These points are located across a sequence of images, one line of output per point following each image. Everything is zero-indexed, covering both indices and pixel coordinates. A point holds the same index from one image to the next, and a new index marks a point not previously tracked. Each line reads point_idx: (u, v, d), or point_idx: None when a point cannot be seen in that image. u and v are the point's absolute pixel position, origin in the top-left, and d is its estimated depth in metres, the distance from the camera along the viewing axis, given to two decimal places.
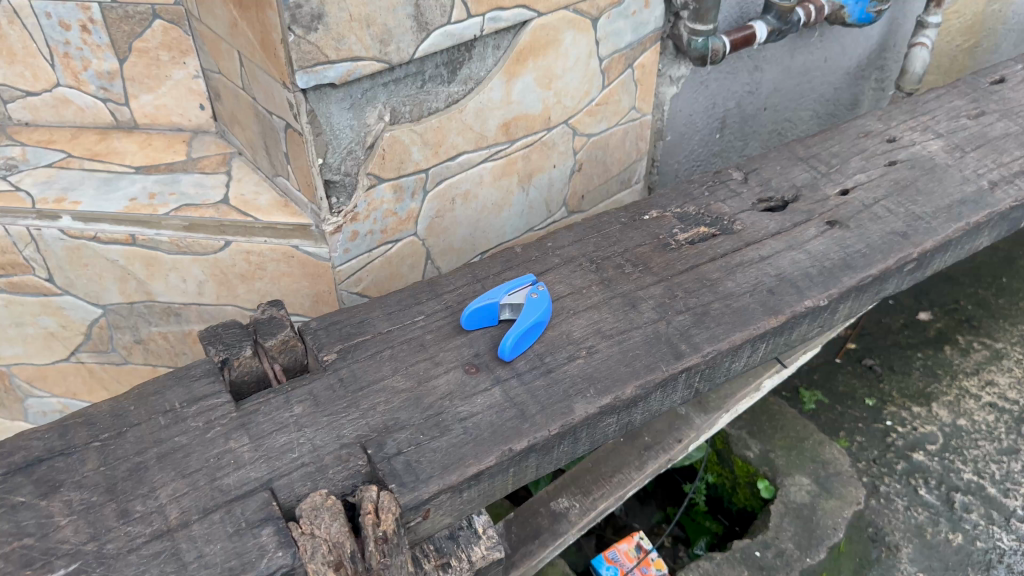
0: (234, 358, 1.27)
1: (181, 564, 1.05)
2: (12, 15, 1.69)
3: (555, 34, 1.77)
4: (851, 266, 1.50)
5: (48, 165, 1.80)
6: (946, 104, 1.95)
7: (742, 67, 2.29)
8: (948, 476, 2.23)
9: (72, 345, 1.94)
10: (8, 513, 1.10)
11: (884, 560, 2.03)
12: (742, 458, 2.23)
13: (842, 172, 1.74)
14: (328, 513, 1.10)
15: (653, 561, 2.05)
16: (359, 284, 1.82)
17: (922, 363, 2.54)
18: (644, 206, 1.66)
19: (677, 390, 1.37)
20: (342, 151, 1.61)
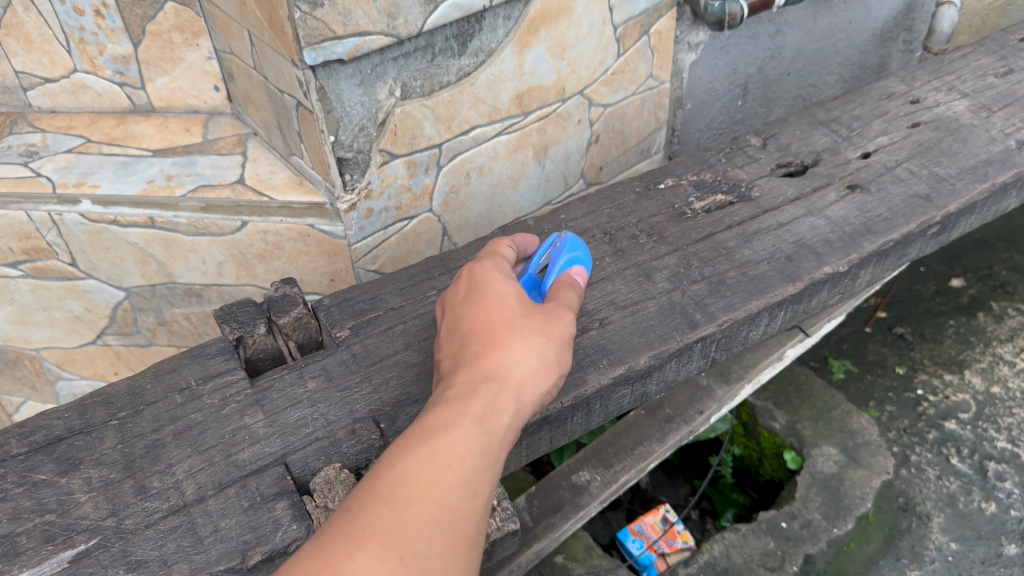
0: (248, 336, 1.28)
1: (197, 538, 1.06)
2: (27, 2, 1.69)
3: (566, 2, 1.74)
4: (873, 231, 1.47)
5: (68, 150, 1.82)
6: (973, 62, 1.89)
7: (763, 31, 2.23)
8: (981, 444, 2.15)
9: (98, 328, 1.98)
10: (30, 490, 1.12)
11: (915, 530, 1.97)
12: (767, 430, 2.21)
13: (863, 135, 1.70)
14: (342, 487, 1.12)
15: (679, 534, 2.03)
16: (375, 262, 1.83)
17: (954, 331, 2.46)
18: (659, 174, 1.65)
19: (693, 360, 1.35)
20: (354, 128, 1.60)
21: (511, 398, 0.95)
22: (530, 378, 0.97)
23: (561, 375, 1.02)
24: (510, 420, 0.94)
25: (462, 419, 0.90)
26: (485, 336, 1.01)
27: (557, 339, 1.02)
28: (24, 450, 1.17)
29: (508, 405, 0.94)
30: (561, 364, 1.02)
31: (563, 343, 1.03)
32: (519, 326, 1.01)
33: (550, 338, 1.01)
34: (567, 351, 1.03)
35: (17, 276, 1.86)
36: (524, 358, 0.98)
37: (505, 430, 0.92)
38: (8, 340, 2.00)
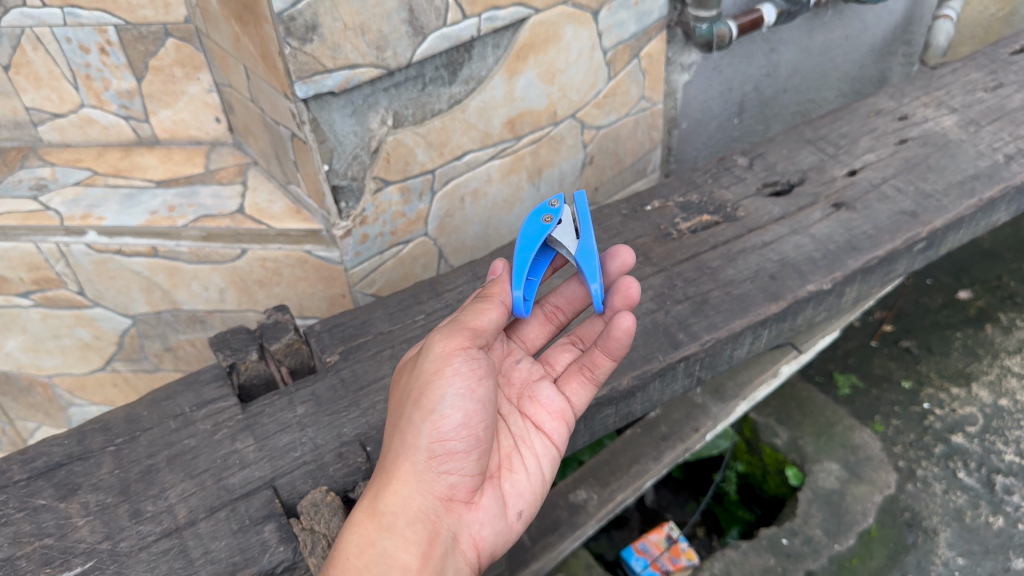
0: (240, 362, 1.33)
1: (188, 560, 1.10)
2: (35, 42, 1.75)
3: (554, 29, 1.77)
4: (857, 248, 1.49)
5: (75, 183, 1.87)
6: (963, 77, 1.93)
7: (757, 50, 2.24)
8: (988, 458, 2.07)
9: (106, 355, 2.04)
10: (30, 515, 1.16)
11: (921, 546, 1.90)
12: (770, 446, 2.10)
13: (850, 153, 1.72)
14: (328, 509, 1.14)
15: (684, 551, 1.91)
16: (373, 285, 1.88)
17: (961, 343, 2.36)
18: (647, 197, 1.68)
19: (677, 379, 1.38)
20: (348, 156, 1.64)
21: (397, 490, 1.03)
22: (408, 456, 1.04)
23: (454, 408, 1.05)
24: (405, 510, 1.02)
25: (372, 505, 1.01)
26: (388, 438, 1.10)
27: (433, 384, 1.05)
28: (25, 476, 1.21)
29: (394, 501, 1.02)
30: (443, 400, 1.04)
31: (440, 382, 1.05)
32: (399, 408, 1.09)
33: (419, 388, 1.06)
34: (454, 384, 1.05)
35: (28, 305, 1.92)
36: (399, 441, 1.05)
37: (396, 528, 1.00)
38: (21, 366, 2.07)
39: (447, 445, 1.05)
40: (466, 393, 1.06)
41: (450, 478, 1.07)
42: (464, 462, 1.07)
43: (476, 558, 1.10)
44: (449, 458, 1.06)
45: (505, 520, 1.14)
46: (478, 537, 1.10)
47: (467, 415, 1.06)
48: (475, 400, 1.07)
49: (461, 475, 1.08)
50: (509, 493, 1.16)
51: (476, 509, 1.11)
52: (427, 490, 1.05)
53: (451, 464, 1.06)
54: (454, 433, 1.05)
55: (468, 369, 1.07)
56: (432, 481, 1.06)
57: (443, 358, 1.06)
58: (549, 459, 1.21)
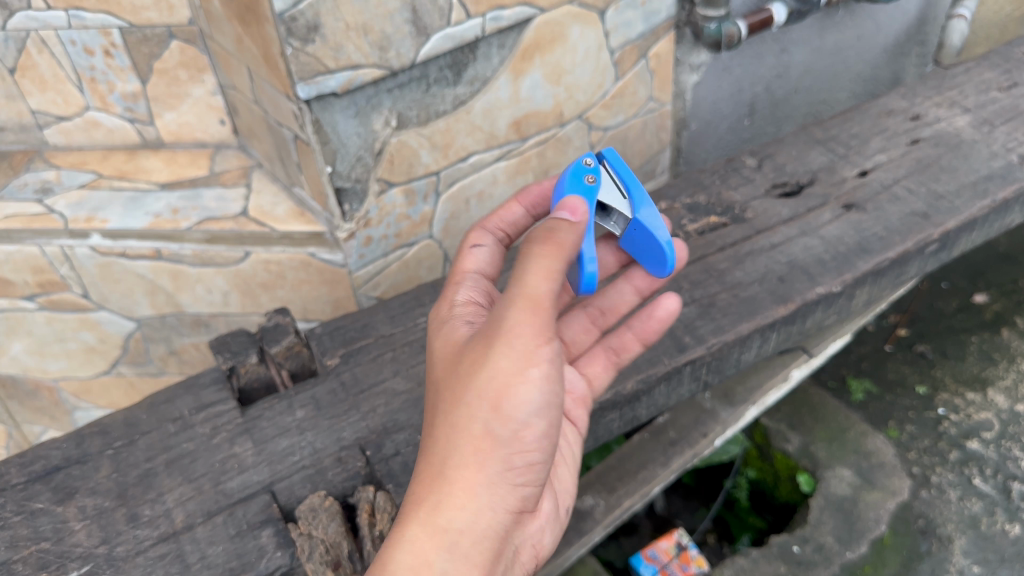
0: (240, 366, 1.31)
1: (184, 565, 1.08)
2: (40, 45, 1.75)
3: (560, 29, 1.75)
4: (868, 250, 1.46)
5: (80, 185, 1.86)
6: (976, 77, 1.91)
7: (768, 50, 2.21)
8: (1005, 464, 2.02)
9: (111, 358, 2.04)
10: (27, 519, 1.14)
11: (935, 554, 1.86)
12: (781, 452, 2.06)
13: (861, 153, 1.69)
14: (326, 514, 1.12)
15: (694, 559, 1.87)
16: (377, 288, 1.87)
17: (977, 348, 2.32)
18: (653, 198, 1.66)
19: (683, 383, 1.36)
20: (351, 158, 1.62)
21: (466, 506, 0.88)
22: (482, 459, 0.89)
23: (536, 413, 0.93)
24: (474, 535, 0.88)
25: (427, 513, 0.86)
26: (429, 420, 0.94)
27: (508, 374, 0.90)
28: (23, 480, 1.19)
29: (461, 521, 0.87)
30: (526, 401, 0.91)
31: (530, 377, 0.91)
32: (455, 395, 0.91)
33: (493, 383, 0.90)
34: (532, 378, 0.91)
35: (33, 309, 1.92)
36: (464, 435, 0.90)
37: (461, 553, 0.86)
38: (26, 370, 2.07)
39: (528, 454, 0.93)
40: (547, 393, 0.93)
41: (525, 489, 0.94)
42: (538, 469, 0.95)
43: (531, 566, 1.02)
44: (526, 466, 0.93)
45: (558, 521, 1.08)
46: (538, 546, 1.02)
47: (546, 413, 0.93)
48: (552, 399, 0.94)
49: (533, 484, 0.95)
50: (560, 492, 1.11)
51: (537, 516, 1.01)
52: (502, 506, 0.91)
53: (527, 473, 0.94)
54: (530, 439, 0.92)
55: (550, 358, 0.92)
56: (505, 496, 0.91)
57: (528, 349, 0.90)
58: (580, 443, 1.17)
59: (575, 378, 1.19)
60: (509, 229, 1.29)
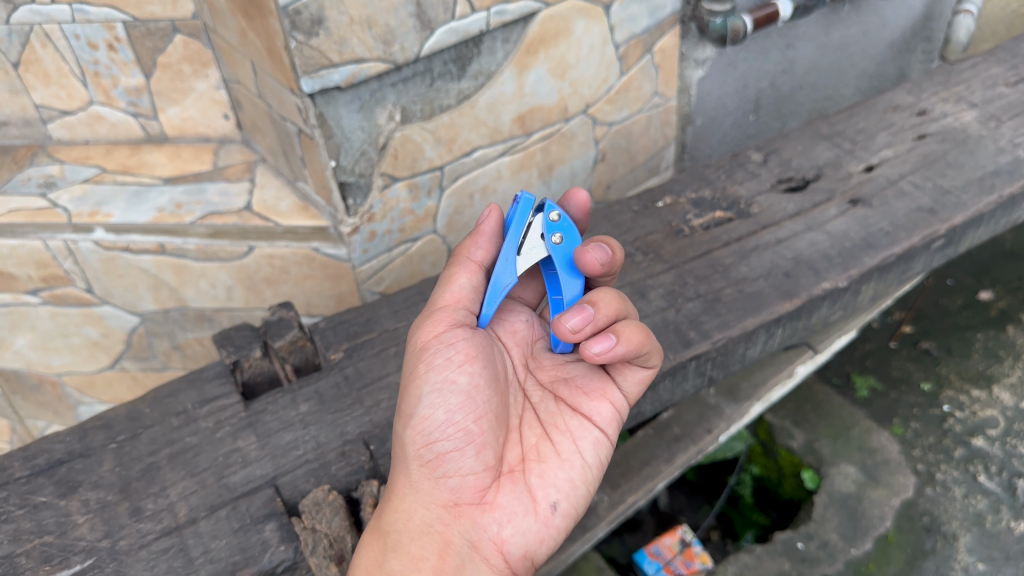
0: (244, 359, 1.30)
1: (187, 559, 1.08)
2: (44, 39, 1.75)
3: (565, 23, 1.75)
4: (874, 245, 1.46)
5: (84, 180, 1.86)
6: (983, 72, 1.90)
7: (773, 45, 2.20)
8: (1010, 461, 2.02)
9: (114, 353, 2.04)
10: (30, 512, 1.14)
11: (940, 551, 1.85)
12: (786, 449, 2.05)
13: (867, 149, 1.69)
14: (330, 508, 1.12)
15: (698, 555, 1.86)
16: (380, 284, 1.87)
17: (982, 345, 2.31)
18: (658, 193, 1.65)
19: (688, 378, 1.35)
20: (355, 153, 1.62)
21: (396, 505, 1.05)
22: (405, 463, 1.08)
23: (433, 407, 1.07)
24: (409, 527, 1.03)
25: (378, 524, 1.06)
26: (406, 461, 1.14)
27: (413, 385, 1.10)
28: (27, 474, 1.19)
29: (397, 519, 1.04)
30: (419, 401, 1.08)
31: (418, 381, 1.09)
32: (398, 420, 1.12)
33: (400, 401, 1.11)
34: (430, 381, 1.08)
35: (37, 303, 1.92)
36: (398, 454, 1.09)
37: (400, 547, 1.01)
38: (30, 365, 2.07)
39: (435, 449, 1.06)
40: (447, 393, 1.07)
41: (450, 481, 1.07)
42: (459, 461, 1.07)
43: (503, 563, 1.05)
44: (441, 461, 1.06)
45: (537, 519, 1.07)
46: (499, 539, 1.05)
47: (450, 412, 1.07)
48: (457, 397, 1.08)
49: (460, 477, 1.07)
50: (536, 486, 1.10)
51: (491, 509, 1.07)
52: (428, 501, 1.06)
53: (445, 467, 1.07)
54: (435, 434, 1.06)
55: (438, 361, 1.09)
56: (430, 491, 1.06)
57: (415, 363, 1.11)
58: (590, 441, 1.14)
59: (597, 379, 1.19)
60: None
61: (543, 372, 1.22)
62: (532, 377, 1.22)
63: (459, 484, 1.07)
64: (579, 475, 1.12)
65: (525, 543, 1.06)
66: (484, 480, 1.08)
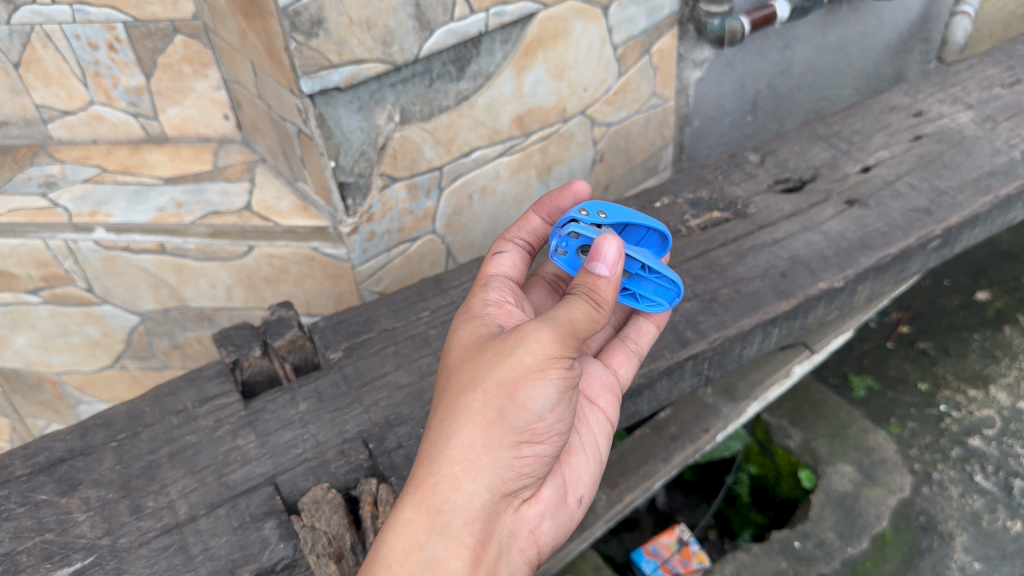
0: (244, 358, 1.31)
1: (187, 557, 1.09)
2: (44, 39, 1.75)
3: (564, 24, 1.76)
4: (870, 246, 1.46)
5: (84, 180, 1.87)
6: (980, 73, 1.91)
7: (771, 47, 2.21)
8: (1007, 461, 2.02)
9: (114, 352, 2.05)
10: (31, 510, 1.15)
11: (936, 550, 1.85)
12: (783, 448, 2.06)
13: (864, 149, 1.70)
14: (329, 506, 1.13)
15: (695, 555, 1.87)
16: (379, 283, 1.88)
17: (979, 345, 2.32)
18: (656, 193, 1.66)
19: (685, 377, 1.36)
20: (354, 153, 1.63)
21: (463, 484, 0.91)
22: (484, 444, 0.92)
23: (550, 412, 0.94)
24: (465, 511, 0.91)
25: (429, 487, 0.90)
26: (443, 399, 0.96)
27: (529, 378, 0.92)
28: (28, 471, 1.20)
29: (455, 500, 0.91)
30: (540, 400, 0.92)
31: (541, 373, 0.92)
32: (471, 381, 0.94)
33: (511, 374, 0.92)
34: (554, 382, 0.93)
35: (37, 302, 1.93)
36: (477, 424, 0.92)
37: (450, 530, 0.89)
38: (30, 364, 2.08)
39: (531, 447, 0.95)
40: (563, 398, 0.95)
41: (524, 478, 0.96)
42: (542, 465, 0.98)
43: (530, 554, 1.01)
44: (529, 459, 0.96)
45: (565, 513, 1.06)
46: (535, 532, 1.01)
47: (560, 421, 0.96)
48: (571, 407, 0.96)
49: (532, 476, 0.98)
50: (569, 479, 1.08)
51: (536, 502, 1.01)
52: (496, 490, 0.93)
53: (526, 464, 0.96)
54: (541, 434, 0.95)
55: (568, 365, 0.94)
56: (503, 481, 0.94)
57: (548, 352, 0.92)
58: (606, 437, 1.14)
59: (603, 372, 1.18)
60: (536, 241, 1.24)
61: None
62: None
63: (527, 478, 0.97)
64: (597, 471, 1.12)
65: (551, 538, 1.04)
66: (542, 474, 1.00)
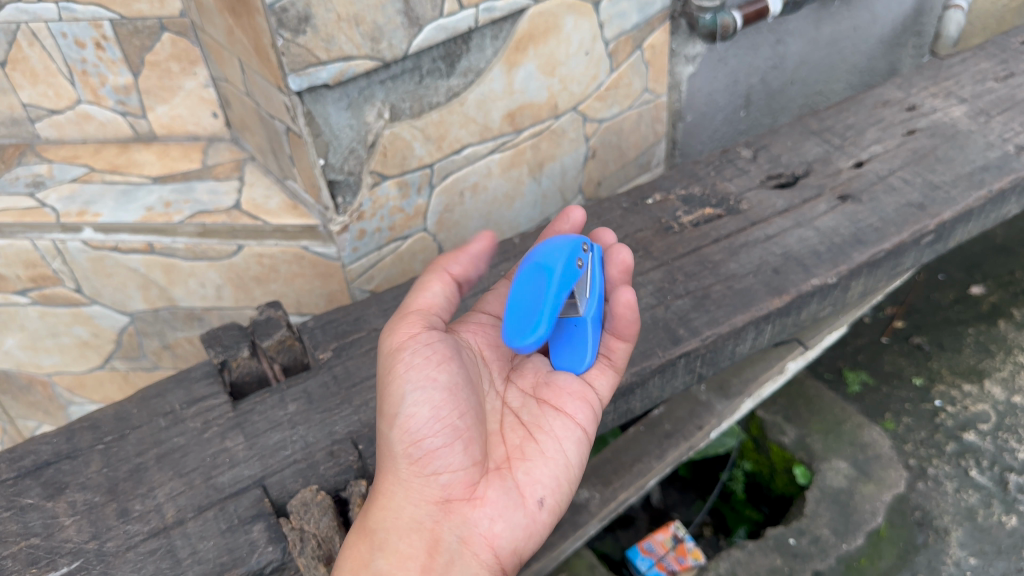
0: (232, 359, 1.29)
1: (175, 560, 1.08)
2: (31, 38, 1.73)
3: (554, 20, 1.74)
4: (863, 241, 1.45)
5: (72, 179, 1.85)
6: (973, 67, 1.90)
7: (763, 41, 2.19)
8: (1001, 456, 2.01)
9: (105, 353, 2.04)
10: (17, 514, 1.13)
11: (931, 545, 1.85)
12: (777, 444, 2.05)
13: (857, 144, 1.69)
14: (318, 508, 1.12)
15: (690, 551, 1.86)
16: (370, 282, 1.86)
17: (973, 339, 2.31)
18: (648, 189, 1.65)
19: (677, 375, 1.35)
20: (344, 151, 1.61)
21: (387, 502, 1.04)
22: (391, 457, 1.05)
23: (416, 404, 1.04)
24: (396, 525, 1.03)
25: (370, 520, 1.04)
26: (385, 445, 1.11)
27: (392, 384, 1.06)
28: (13, 475, 1.18)
29: (384, 518, 1.03)
30: (403, 399, 1.04)
31: (399, 374, 1.06)
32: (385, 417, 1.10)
33: (385, 391, 1.07)
34: (410, 380, 1.05)
35: (25, 303, 1.91)
36: (384, 444, 1.06)
37: (388, 548, 1.01)
38: (19, 365, 2.06)
39: (423, 445, 1.04)
40: (427, 386, 1.05)
41: (438, 478, 1.05)
42: (450, 458, 1.06)
43: (493, 556, 1.05)
44: (429, 458, 1.05)
45: (525, 513, 1.08)
46: (489, 534, 1.05)
47: (434, 408, 1.04)
48: (439, 392, 1.05)
49: (451, 472, 1.06)
50: (523, 481, 1.10)
51: (480, 504, 1.07)
52: (418, 498, 1.05)
53: (435, 464, 1.05)
54: (427, 429, 1.04)
55: (425, 360, 1.07)
56: (420, 487, 1.05)
57: (393, 355, 1.08)
58: (574, 441, 1.15)
59: (574, 382, 1.20)
60: None
61: (525, 381, 1.22)
62: (513, 385, 1.22)
63: (451, 479, 1.06)
64: (563, 473, 1.13)
65: (515, 535, 1.07)
66: (472, 474, 1.08)
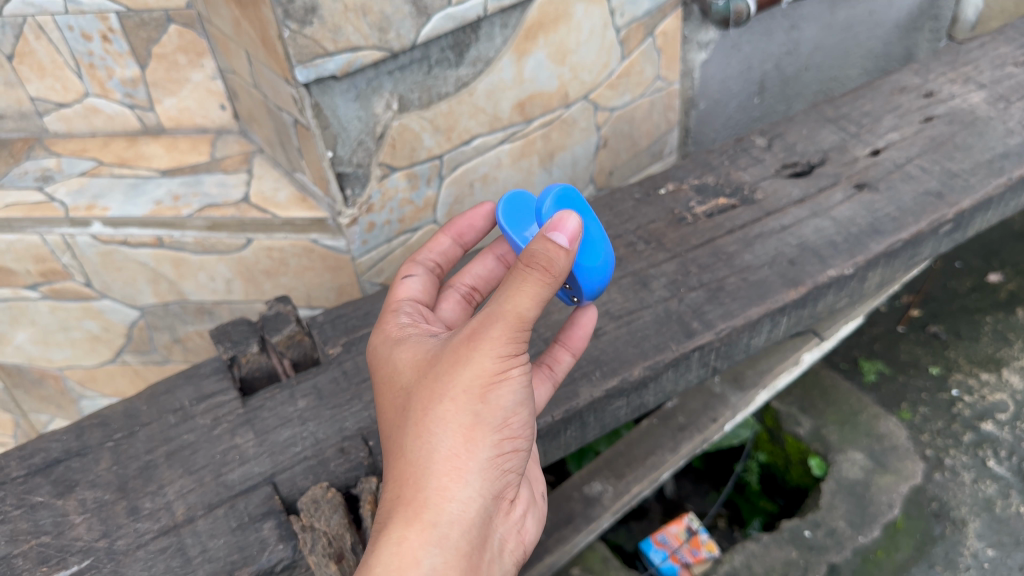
0: (241, 355, 1.29)
1: (185, 559, 1.07)
2: (38, 31, 1.72)
3: (565, 7, 1.72)
4: (879, 231, 1.43)
5: (80, 173, 1.84)
6: (991, 51, 1.86)
7: (777, 27, 2.16)
8: (1020, 446, 1.98)
9: (115, 347, 2.03)
10: (27, 513, 1.13)
11: (949, 537, 1.83)
12: (792, 436, 2.02)
13: (873, 132, 1.66)
14: (328, 505, 1.10)
15: (704, 543, 1.84)
16: (381, 275, 1.86)
17: (991, 328, 2.28)
18: (660, 179, 1.63)
19: (691, 368, 1.33)
20: (353, 142, 1.59)
21: (454, 493, 0.89)
22: (465, 451, 0.90)
23: (521, 406, 0.92)
24: (459, 519, 0.89)
25: (422, 509, 0.88)
26: (407, 417, 0.93)
27: (498, 379, 0.89)
28: (24, 473, 1.18)
29: (449, 510, 0.88)
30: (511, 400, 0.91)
31: (504, 368, 0.90)
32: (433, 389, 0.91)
33: (475, 378, 0.89)
34: (518, 377, 0.91)
35: (36, 298, 1.91)
36: (456, 429, 0.90)
37: (448, 542, 0.87)
38: (32, 359, 2.06)
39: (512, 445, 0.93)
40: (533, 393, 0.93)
41: (508, 476, 0.94)
42: (520, 459, 0.95)
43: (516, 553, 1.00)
44: (510, 458, 0.93)
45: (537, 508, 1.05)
46: (520, 531, 0.99)
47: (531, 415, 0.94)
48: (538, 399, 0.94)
49: (514, 472, 0.95)
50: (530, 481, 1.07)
51: (518, 502, 0.99)
52: (482, 492, 0.91)
53: (509, 462, 0.94)
54: (517, 429, 0.93)
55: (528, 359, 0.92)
56: (489, 481, 0.91)
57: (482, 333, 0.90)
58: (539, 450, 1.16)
59: None
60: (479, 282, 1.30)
61: None
62: None
63: (512, 477, 0.95)
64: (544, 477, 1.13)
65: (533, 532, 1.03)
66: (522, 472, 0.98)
